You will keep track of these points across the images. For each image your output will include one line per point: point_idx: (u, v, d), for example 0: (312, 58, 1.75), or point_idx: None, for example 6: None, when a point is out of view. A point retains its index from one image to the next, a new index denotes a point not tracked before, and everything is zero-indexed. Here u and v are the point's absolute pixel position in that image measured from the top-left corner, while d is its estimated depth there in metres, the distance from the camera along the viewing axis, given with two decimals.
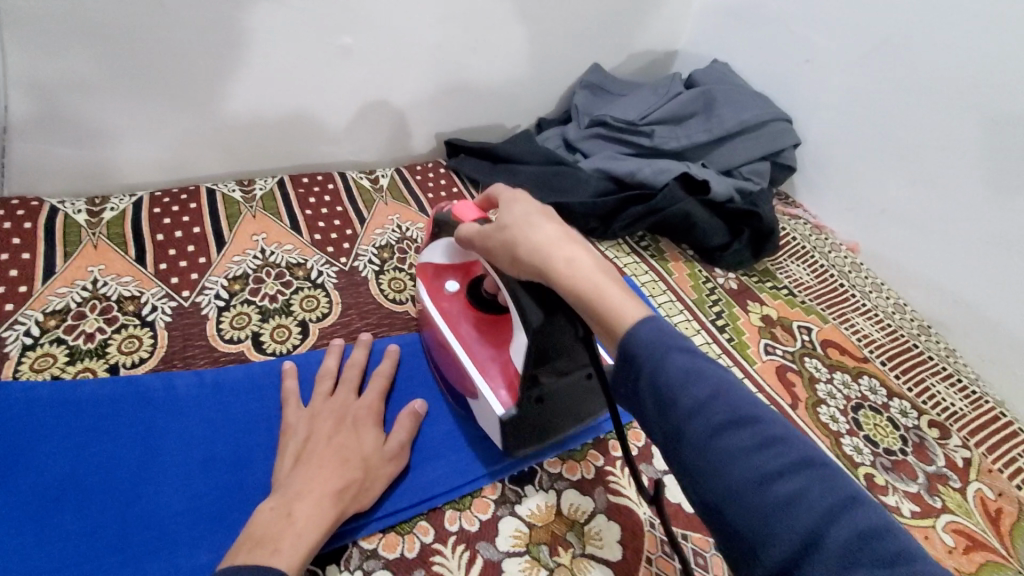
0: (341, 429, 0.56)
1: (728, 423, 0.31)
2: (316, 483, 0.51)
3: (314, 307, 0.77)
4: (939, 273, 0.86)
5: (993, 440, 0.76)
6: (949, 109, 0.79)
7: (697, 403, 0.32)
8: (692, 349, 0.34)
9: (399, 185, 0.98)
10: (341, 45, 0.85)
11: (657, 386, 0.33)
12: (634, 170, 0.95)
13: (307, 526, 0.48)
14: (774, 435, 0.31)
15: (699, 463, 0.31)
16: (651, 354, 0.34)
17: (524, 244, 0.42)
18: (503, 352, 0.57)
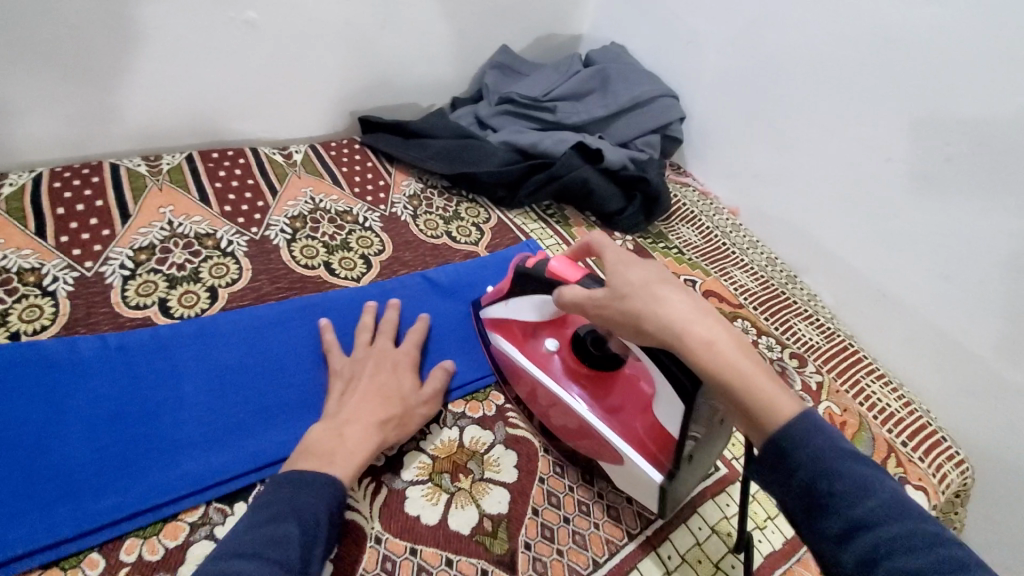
0: (382, 370, 0.64)
1: (900, 540, 0.34)
2: (364, 412, 0.58)
3: (223, 274, 0.79)
4: (802, 223, 0.95)
5: (840, 364, 0.86)
6: (805, 81, 0.89)
7: (842, 492, 0.36)
8: (856, 457, 0.37)
9: (312, 160, 1.00)
10: (246, 19, 0.86)
11: (802, 476, 0.38)
12: (535, 142, 1.02)
13: (358, 445, 0.55)
14: (954, 557, 0.33)
15: (856, 560, 0.35)
16: (808, 457, 0.38)
17: (655, 320, 0.44)
18: (625, 407, 0.60)
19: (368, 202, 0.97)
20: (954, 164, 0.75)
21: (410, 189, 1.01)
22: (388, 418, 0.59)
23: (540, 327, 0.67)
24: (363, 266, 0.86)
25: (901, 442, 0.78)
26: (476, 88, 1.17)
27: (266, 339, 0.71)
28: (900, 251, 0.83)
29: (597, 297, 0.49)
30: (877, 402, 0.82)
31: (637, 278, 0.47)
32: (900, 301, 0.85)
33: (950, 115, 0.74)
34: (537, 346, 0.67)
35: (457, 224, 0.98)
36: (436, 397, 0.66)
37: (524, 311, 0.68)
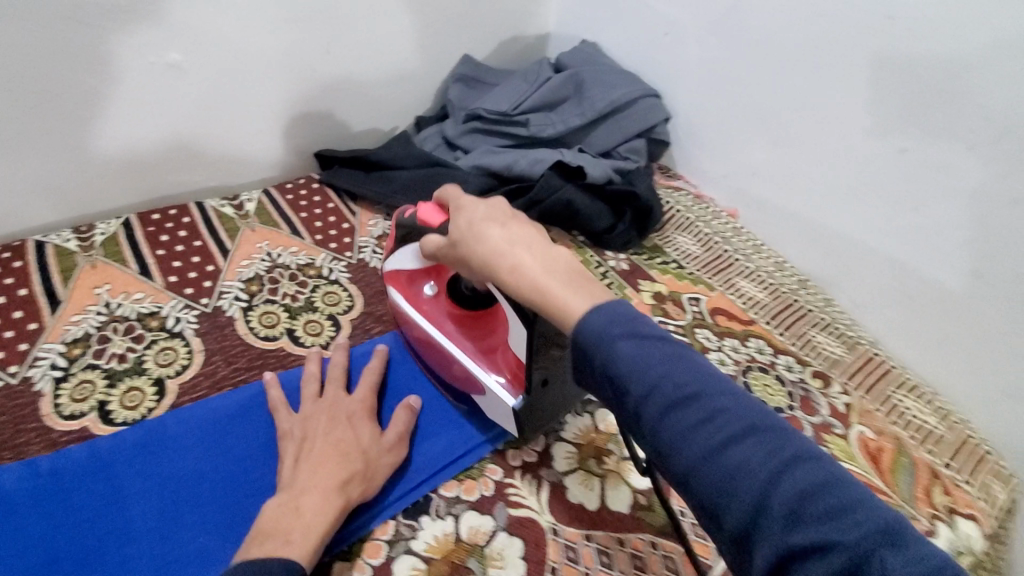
0: (336, 425, 0.58)
1: (679, 402, 0.33)
2: (319, 476, 0.53)
3: (171, 360, 0.70)
4: (805, 223, 0.86)
5: (871, 380, 0.77)
6: (801, 68, 0.79)
7: (649, 386, 0.34)
8: (640, 331, 0.36)
9: (266, 208, 0.90)
10: (169, 62, 0.75)
11: (610, 377, 0.35)
12: (509, 164, 0.92)
13: (314, 516, 0.50)
14: (720, 407, 0.33)
15: (648, 427, 0.34)
16: (599, 346, 0.36)
17: (474, 254, 0.43)
18: (492, 341, 0.59)
19: (332, 249, 0.87)
20: (977, 152, 0.66)
21: (377, 229, 0.92)
22: (350, 482, 0.53)
23: (422, 273, 0.65)
24: (331, 330, 0.77)
25: (943, 464, 0.69)
26: (440, 105, 1.07)
27: (224, 437, 0.62)
28: (914, 248, 0.74)
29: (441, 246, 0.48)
30: (914, 421, 0.73)
31: (488, 247, 0.43)
32: (927, 302, 0.75)
33: (973, 104, 0.65)
34: (418, 292, 0.65)
35: None
36: (403, 441, 0.60)
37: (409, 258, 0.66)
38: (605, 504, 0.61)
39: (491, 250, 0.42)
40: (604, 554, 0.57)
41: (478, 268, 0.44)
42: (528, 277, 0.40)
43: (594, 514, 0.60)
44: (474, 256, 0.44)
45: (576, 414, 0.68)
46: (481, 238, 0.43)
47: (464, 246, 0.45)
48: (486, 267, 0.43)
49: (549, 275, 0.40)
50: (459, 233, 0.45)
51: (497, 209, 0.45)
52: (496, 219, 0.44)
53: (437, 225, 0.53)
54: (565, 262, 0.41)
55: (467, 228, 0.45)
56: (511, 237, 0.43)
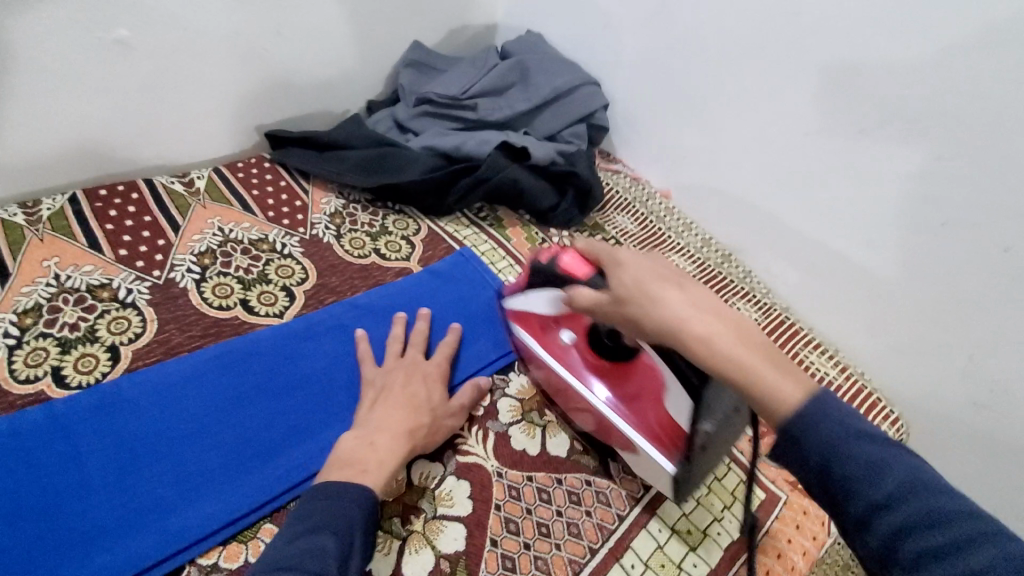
0: (412, 381, 0.65)
1: (923, 521, 0.32)
2: (392, 423, 0.60)
3: (125, 329, 0.71)
4: (728, 202, 0.95)
5: (779, 339, 0.87)
6: (719, 60, 0.87)
7: (884, 498, 0.33)
8: (871, 436, 0.35)
9: (216, 185, 0.91)
10: (117, 38, 0.76)
11: (834, 486, 0.35)
12: (458, 145, 0.97)
13: (387, 454, 0.57)
14: (977, 531, 0.31)
15: (883, 541, 0.33)
16: (820, 446, 0.35)
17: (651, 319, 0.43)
18: (641, 397, 0.60)
19: (284, 225, 0.90)
20: (868, 135, 0.74)
21: (330, 207, 0.94)
22: (417, 428, 0.60)
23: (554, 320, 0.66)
24: (285, 300, 0.80)
25: None
26: (392, 89, 1.10)
27: (179, 398, 0.64)
28: (815, 222, 0.83)
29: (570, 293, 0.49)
30: (816, 371, 0.83)
31: (667, 310, 0.42)
32: (830, 269, 0.85)
33: (860, 92, 0.73)
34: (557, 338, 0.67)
35: (385, 239, 0.93)
36: (464, 411, 0.66)
37: (540, 304, 0.66)
38: (545, 450, 0.67)
39: (678, 319, 0.42)
40: (544, 492, 0.63)
41: (652, 332, 0.44)
42: (724, 348, 0.39)
43: (536, 458, 0.66)
44: (648, 316, 0.43)
45: (520, 373, 0.74)
46: (658, 300, 0.43)
47: (636, 307, 0.44)
48: (670, 335, 0.42)
49: (743, 346, 0.40)
50: (625, 289, 0.45)
51: (662, 266, 0.45)
52: (670, 280, 0.44)
53: (586, 276, 0.55)
54: (757, 337, 0.41)
55: (640, 288, 0.44)
56: (693, 303, 0.42)
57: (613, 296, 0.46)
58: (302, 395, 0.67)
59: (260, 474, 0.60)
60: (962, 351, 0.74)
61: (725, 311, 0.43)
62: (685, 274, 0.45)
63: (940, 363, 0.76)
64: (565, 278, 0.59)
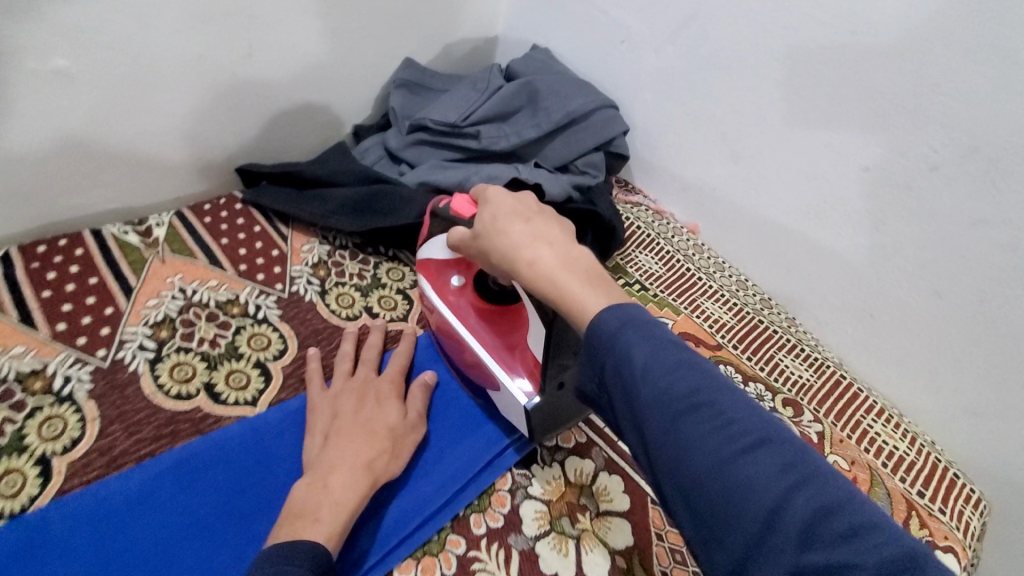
0: (365, 404, 0.58)
1: (689, 410, 0.32)
2: (348, 455, 0.53)
3: (59, 431, 0.58)
4: (772, 240, 0.82)
5: (842, 405, 0.74)
6: (759, 80, 0.74)
7: (661, 390, 0.32)
8: (659, 337, 0.34)
9: (179, 234, 0.78)
10: (50, 68, 0.62)
11: (627, 384, 0.33)
12: (461, 181, 0.84)
13: (342, 496, 0.50)
14: (730, 418, 0.31)
15: (660, 427, 0.32)
16: (612, 348, 0.34)
17: (492, 248, 0.44)
18: (515, 340, 0.57)
19: (259, 281, 0.76)
20: (944, 174, 0.62)
21: (312, 256, 0.81)
22: (377, 458, 0.54)
23: (449, 262, 0.63)
24: (259, 381, 0.66)
25: (917, 493, 0.68)
26: (382, 113, 0.97)
27: (117, 536, 0.53)
28: (871, 269, 0.72)
29: (465, 238, 0.48)
30: (884, 447, 0.71)
31: (507, 242, 0.42)
32: (895, 323, 0.72)
33: (940, 119, 0.60)
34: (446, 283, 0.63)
35: (378, 293, 0.79)
36: (423, 419, 0.61)
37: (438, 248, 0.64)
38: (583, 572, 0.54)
39: (512, 244, 0.42)
40: None
41: (500, 263, 0.44)
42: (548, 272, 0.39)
43: None
44: (493, 249, 0.44)
45: (545, 465, 0.61)
46: (503, 233, 0.43)
47: (485, 240, 0.45)
48: (510, 260, 0.42)
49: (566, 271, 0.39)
50: (482, 228, 0.46)
51: (519, 204, 0.45)
52: (519, 215, 0.44)
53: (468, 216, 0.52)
54: (587, 262, 0.40)
55: (491, 224, 0.45)
56: (534, 233, 0.42)
57: (474, 238, 0.47)
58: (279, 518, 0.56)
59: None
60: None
61: (567, 242, 0.42)
62: (541, 210, 0.45)
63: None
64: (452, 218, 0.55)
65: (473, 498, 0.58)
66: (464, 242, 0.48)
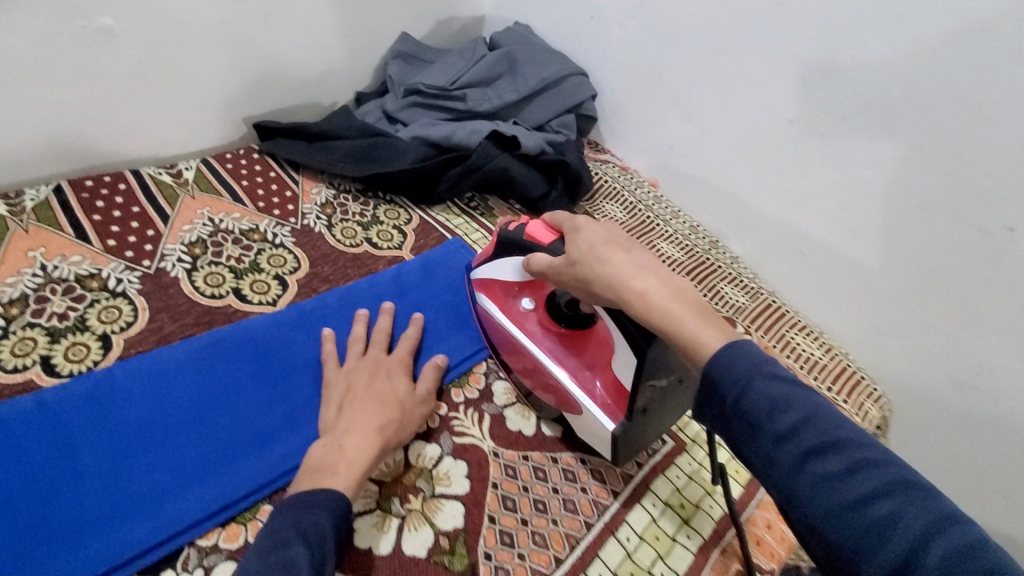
0: (377, 376, 0.55)
1: (816, 449, 0.30)
2: (361, 421, 0.51)
3: (115, 318, 0.71)
4: (723, 175, 0.89)
5: (768, 323, 0.82)
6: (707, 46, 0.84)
7: (786, 429, 0.31)
8: (778, 374, 0.33)
9: (205, 175, 0.91)
10: (101, 27, 0.74)
11: (744, 418, 0.32)
12: (449, 134, 0.97)
13: (356, 454, 0.48)
14: (863, 457, 0.30)
15: (788, 466, 0.31)
16: (732, 381, 0.33)
17: (597, 280, 0.41)
18: (595, 363, 0.55)
19: (275, 215, 0.89)
20: None
21: (321, 197, 0.94)
22: (388, 426, 0.51)
23: (515, 286, 0.61)
24: (278, 288, 0.80)
25: (827, 388, 0.74)
26: (381, 81, 1.11)
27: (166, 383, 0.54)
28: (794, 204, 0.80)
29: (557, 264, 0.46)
30: (802, 352, 0.78)
31: (611, 270, 0.41)
32: (808, 248, 0.80)
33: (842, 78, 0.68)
34: (518, 307, 0.61)
35: (377, 228, 0.93)
36: (433, 395, 0.58)
37: (501, 268, 0.61)
38: (541, 430, 0.60)
39: (618, 274, 0.40)
40: (541, 470, 0.57)
41: (601, 291, 0.42)
42: (656, 303, 0.38)
43: (532, 439, 0.60)
44: (596, 278, 0.42)
45: None
46: (605, 261, 0.41)
47: (586, 268, 0.42)
48: (611, 287, 0.41)
49: None
50: (578, 252, 0.44)
51: (614, 231, 0.43)
52: (619, 244, 0.42)
53: (548, 242, 0.51)
54: None
55: (589, 250, 0.42)
56: (636, 263, 0.41)
57: (567, 261, 0.45)
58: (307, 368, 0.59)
59: (256, 462, 0.50)
60: (936, 327, 0.67)
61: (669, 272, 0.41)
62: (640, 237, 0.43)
63: (913, 339, 0.70)
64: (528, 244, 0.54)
65: (456, 375, 0.64)
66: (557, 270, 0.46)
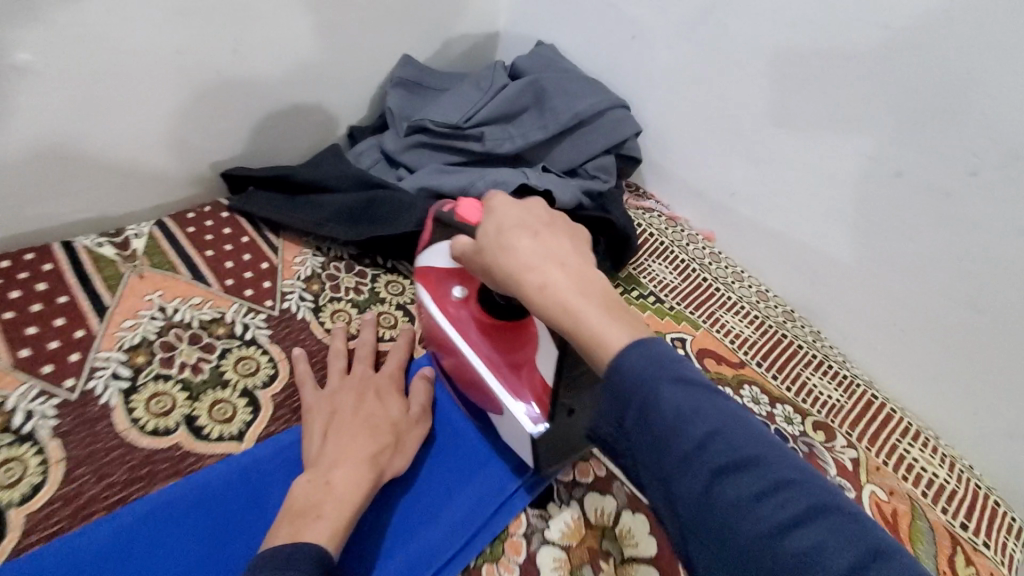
0: (365, 399, 0.58)
1: (730, 469, 0.32)
2: (350, 449, 0.52)
3: (17, 477, 0.51)
4: (801, 229, 0.74)
5: (875, 428, 0.70)
6: (775, 80, 0.69)
7: (697, 444, 0.33)
8: (688, 381, 0.34)
9: (159, 246, 0.71)
10: (15, 65, 0.56)
11: (654, 433, 0.34)
12: (466, 185, 0.78)
13: (344, 492, 0.49)
14: (780, 479, 0.32)
15: (699, 482, 0.32)
16: (642, 388, 0.34)
17: (500, 264, 0.42)
18: (522, 358, 0.55)
19: (246, 297, 0.69)
20: (982, 179, 0.58)
21: (305, 269, 0.74)
22: (382, 453, 0.54)
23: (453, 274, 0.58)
24: (245, 413, 0.60)
25: (961, 526, 0.64)
26: (377, 113, 0.90)
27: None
28: (921, 281, 0.66)
29: (465, 251, 0.46)
30: (924, 474, 0.67)
31: (516, 261, 0.41)
32: (922, 328, 0.68)
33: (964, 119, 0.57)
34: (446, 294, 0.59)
35: (376, 310, 0.72)
36: (427, 412, 0.61)
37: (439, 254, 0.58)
38: None
39: (521, 266, 0.40)
40: None
41: (505, 285, 0.42)
42: (558, 294, 0.38)
43: None
44: (498, 266, 0.42)
45: (561, 505, 0.57)
46: (509, 250, 0.41)
47: (490, 256, 0.43)
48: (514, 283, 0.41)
49: (579, 293, 0.39)
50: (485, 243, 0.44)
51: (528, 215, 0.43)
52: (527, 228, 0.42)
53: (474, 226, 0.50)
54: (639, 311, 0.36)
55: (496, 238, 0.43)
56: (543, 252, 0.41)
57: (477, 250, 0.44)
58: (250, 559, 0.52)
59: None
60: None
61: (578, 263, 0.41)
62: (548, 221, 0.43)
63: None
64: (458, 226, 0.52)
65: (485, 546, 0.54)
66: (469, 259, 0.46)
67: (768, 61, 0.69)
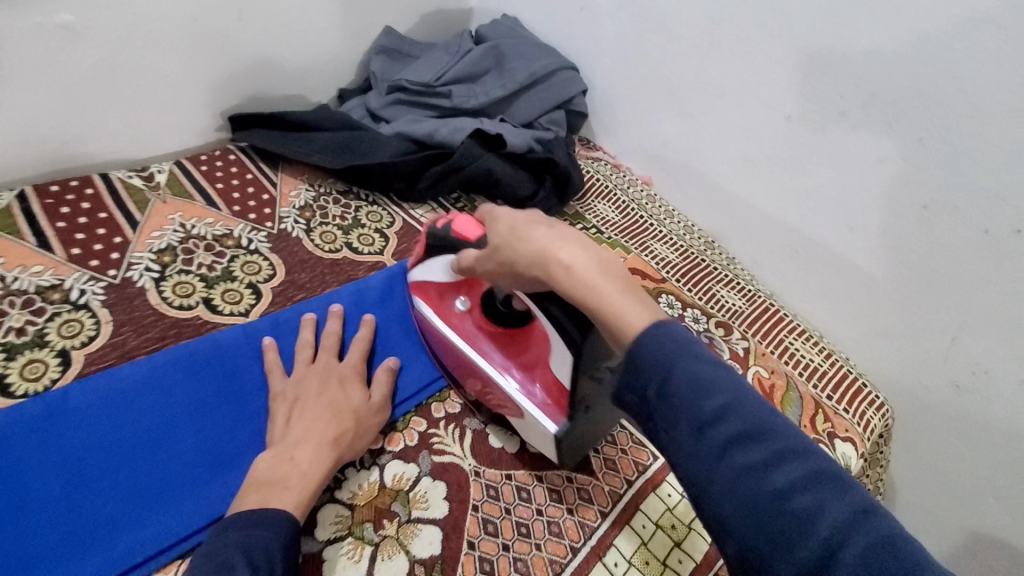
0: (329, 384, 0.60)
1: (740, 438, 0.34)
2: (315, 431, 0.56)
3: (77, 332, 0.67)
4: (714, 169, 0.88)
5: (765, 327, 0.82)
6: (690, 40, 0.84)
7: (711, 416, 0.35)
8: (702, 355, 0.37)
9: (178, 177, 0.86)
10: (62, 24, 0.71)
11: (666, 402, 0.36)
12: (431, 131, 0.93)
13: (308, 467, 0.53)
14: (784, 448, 0.34)
15: (710, 450, 0.34)
16: (659, 363, 0.36)
17: (522, 260, 0.46)
18: (527, 359, 0.61)
19: (251, 220, 0.85)
20: (850, 119, 0.70)
21: (299, 200, 0.89)
22: (342, 437, 0.56)
23: (450, 287, 0.67)
24: (250, 298, 0.76)
25: (826, 396, 0.76)
26: (364, 77, 1.06)
27: (125, 410, 0.58)
28: (806, 206, 0.79)
29: (481, 255, 0.53)
30: (800, 359, 0.80)
31: (535, 245, 0.45)
32: (811, 247, 0.80)
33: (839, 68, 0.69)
34: (451, 309, 0.67)
35: (358, 232, 0.88)
36: (388, 402, 0.63)
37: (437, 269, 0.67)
38: (522, 446, 0.66)
39: (543, 250, 0.44)
40: (523, 490, 0.62)
41: (528, 270, 0.46)
42: (580, 277, 0.42)
43: (514, 456, 0.65)
44: (520, 257, 0.46)
45: None
46: (526, 240, 0.46)
47: (508, 249, 0.48)
48: (539, 263, 0.44)
49: (600, 276, 0.42)
50: (501, 238, 0.48)
51: (535, 216, 0.48)
52: (539, 222, 0.47)
53: (475, 238, 0.58)
54: None
55: (511, 233, 0.48)
56: (560, 235, 0.45)
57: (497, 250, 0.49)
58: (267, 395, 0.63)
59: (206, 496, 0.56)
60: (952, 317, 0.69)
61: (594, 245, 0.45)
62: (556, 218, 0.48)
63: (921, 348, 0.73)
64: (454, 238, 0.60)
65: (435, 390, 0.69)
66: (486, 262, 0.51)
67: (688, 26, 0.83)
